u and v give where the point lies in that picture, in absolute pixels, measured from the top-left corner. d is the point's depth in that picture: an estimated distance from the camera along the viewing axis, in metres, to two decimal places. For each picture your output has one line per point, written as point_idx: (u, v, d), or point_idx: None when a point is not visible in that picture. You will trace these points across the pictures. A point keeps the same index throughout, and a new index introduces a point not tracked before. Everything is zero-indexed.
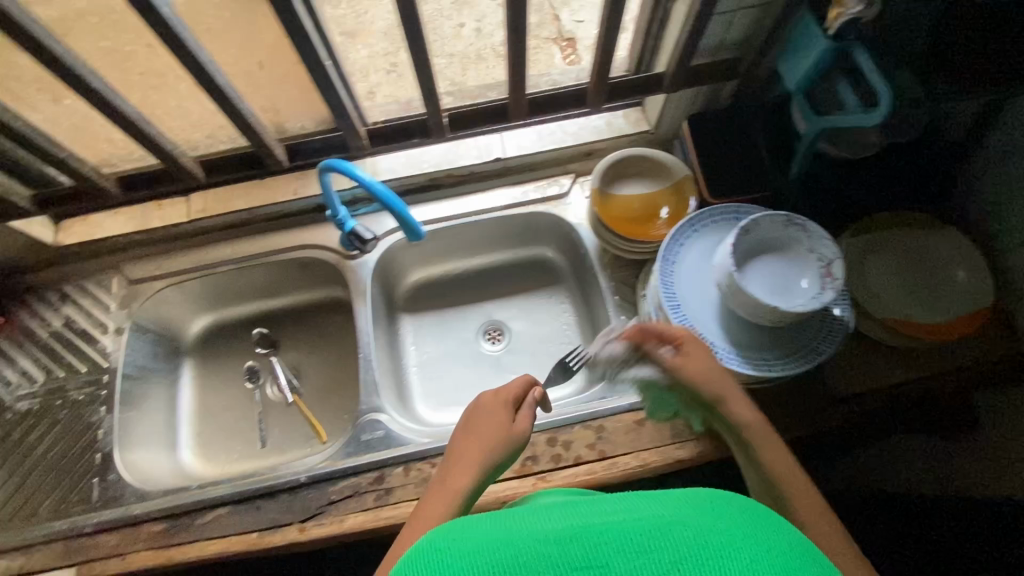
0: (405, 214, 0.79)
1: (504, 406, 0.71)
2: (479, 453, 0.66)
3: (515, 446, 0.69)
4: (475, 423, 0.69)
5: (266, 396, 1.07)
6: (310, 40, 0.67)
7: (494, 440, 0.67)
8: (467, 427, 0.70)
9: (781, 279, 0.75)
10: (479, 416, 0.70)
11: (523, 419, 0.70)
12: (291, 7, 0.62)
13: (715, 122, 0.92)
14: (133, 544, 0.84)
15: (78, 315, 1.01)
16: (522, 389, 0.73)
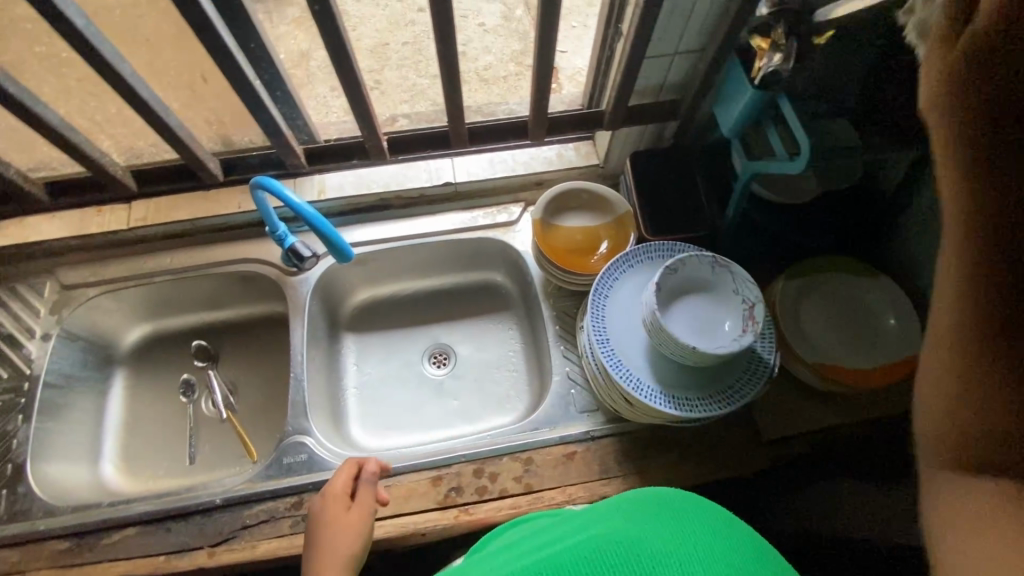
0: (336, 237, 0.79)
1: (341, 503, 0.73)
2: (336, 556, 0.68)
3: (367, 528, 0.72)
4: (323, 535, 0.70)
5: (200, 410, 1.05)
6: (237, 61, 0.67)
7: (346, 538, 0.69)
8: (313, 544, 0.70)
9: (709, 320, 0.75)
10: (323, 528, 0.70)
11: (366, 500, 0.74)
12: (214, 29, 0.62)
13: (658, 159, 0.94)
14: (34, 562, 0.80)
15: (5, 319, 0.97)
16: (350, 476, 0.76)
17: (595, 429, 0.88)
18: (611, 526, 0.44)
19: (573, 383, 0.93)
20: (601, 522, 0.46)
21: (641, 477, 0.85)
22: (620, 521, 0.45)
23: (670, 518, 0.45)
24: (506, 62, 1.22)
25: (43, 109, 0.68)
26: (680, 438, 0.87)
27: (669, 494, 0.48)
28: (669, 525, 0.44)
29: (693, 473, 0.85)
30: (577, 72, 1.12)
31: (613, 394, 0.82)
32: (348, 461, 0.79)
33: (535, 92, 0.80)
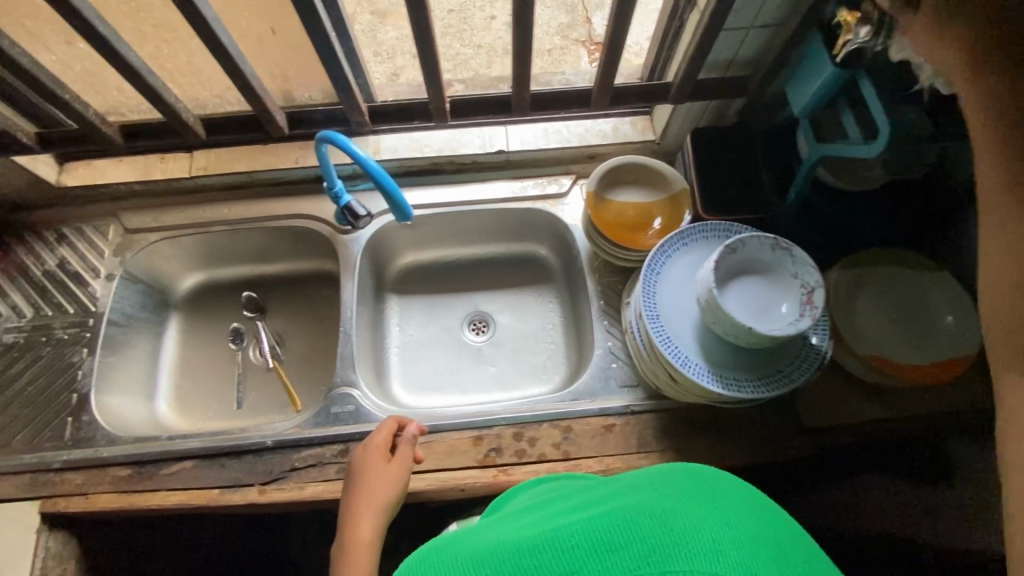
0: (396, 194, 0.79)
1: (381, 455, 0.77)
2: (374, 499, 0.71)
3: (404, 480, 0.75)
4: (361, 479, 0.74)
5: (248, 358, 1.09)
6: (318, 14, 0.68)
7: (385, 484, 0.73)
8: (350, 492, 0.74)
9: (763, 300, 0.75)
10: (362, 473, 0.75)
11: (404, 453, 0.77)
12: None
13: (719, 136, 0.92)
14: (97, 486, 0.85)
15: (72, 257, 1.01)
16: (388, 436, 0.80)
17: (635, 403, 0.89)
18: (635, 498, 0.41)
19: (614, 357, 0.94)
20: (627, 493, 0.42)
21: (679, 454, 0.86)
22: (645, 492, 0.41)
23: (703, 493, 0.41)
24: (552, 34, 1.20)
25: (127, 50, 0.70)
26: (720, 418, 0.88)
27: (703, 472, 0.44)
28: (705, 497, 0.40)
29: (730, 454, 0.86)
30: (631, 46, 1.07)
31: (659, 371, 0.83)
32: (388, 420, 0.84)
33: (605, 59, 0.79)
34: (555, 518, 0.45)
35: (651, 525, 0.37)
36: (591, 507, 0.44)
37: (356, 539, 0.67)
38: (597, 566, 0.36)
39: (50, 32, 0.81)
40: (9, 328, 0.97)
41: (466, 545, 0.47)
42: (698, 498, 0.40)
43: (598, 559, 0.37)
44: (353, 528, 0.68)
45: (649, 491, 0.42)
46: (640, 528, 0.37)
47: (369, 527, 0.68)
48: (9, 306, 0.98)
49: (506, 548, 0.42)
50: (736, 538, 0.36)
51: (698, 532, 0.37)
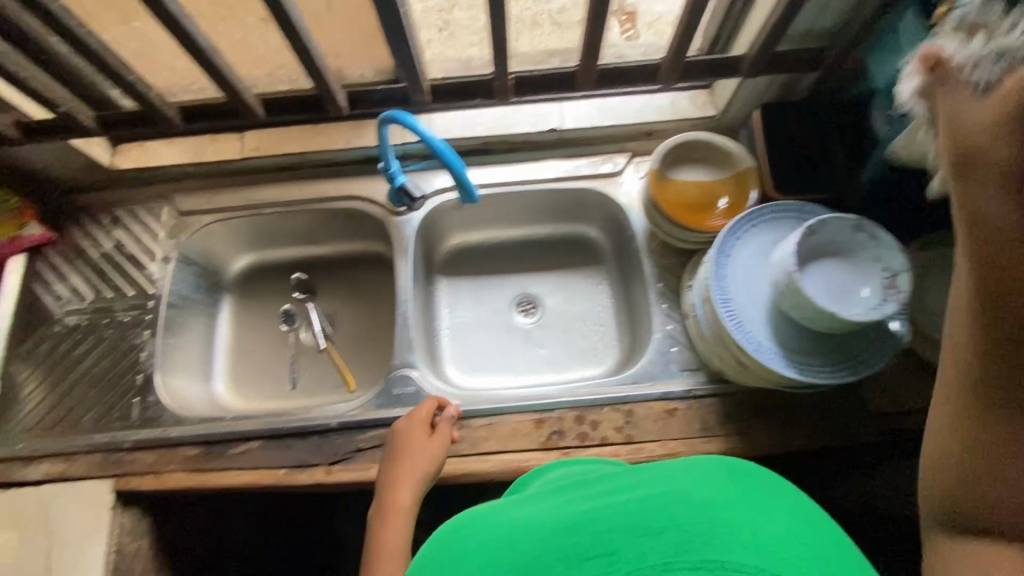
0: (463, 174, 0.79)
1: (422, 430, 0.82)
2: (412, 472, 0.77)
3: (440, 457, 0.80)
4: (401, 451, 0.79)
5: (300, 339, 1.10)
6: None
7: (423, 458, 0.79)
8: (390, 459, 0.79)
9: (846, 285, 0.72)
10: (402, 445, 0.80)
11: (444, 432, 0.82)
12: None
13: (790, 113, 0.89)
14: (168, 465, 0.86)
15: (129, 240, 1.02)
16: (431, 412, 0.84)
17: (697, 387, 0.88)
18: (675, 488, 0.41)
19: (674, 341, 0.92)
20: (661, 483, 0.42)
21: (743, 438, 0.85)
22: (682, 483, 0.41)
23: (743, 492, 0.40)
24: None
25: (193, 27, 0.67)
26: (785, 403, 0.87)
27: (731, 471, 0.44)
28: (743, 495, 0.40)
29: (795, 439, 0.85)
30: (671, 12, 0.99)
31: (726, 355, 0.81)
32: (429, 397, 0.87)
33: (681, 30, 0.75)
34: (588, 502, 0.45)
35: (690, 515, 0.37)
36: (625, 493, 0.43)
37: (394, 503, 0.74)
38: (633, 549, 0.37)
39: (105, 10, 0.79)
40: (71, 310, 0.98)
41: (499, 521, 0.46)
42: (738, 496, 0.40)
43: (636, 539, 0.37)
44: (392, 493, 0.75)
45: (686, 482, 0.42)
46: (683, 518, 0.37)
47: (405, 495, 0.75)
48: (70, 288, 0.99)
49: (552, 522, 0.42)
50: (777, 533, 0.37)
51: (740, 523, 0.37)
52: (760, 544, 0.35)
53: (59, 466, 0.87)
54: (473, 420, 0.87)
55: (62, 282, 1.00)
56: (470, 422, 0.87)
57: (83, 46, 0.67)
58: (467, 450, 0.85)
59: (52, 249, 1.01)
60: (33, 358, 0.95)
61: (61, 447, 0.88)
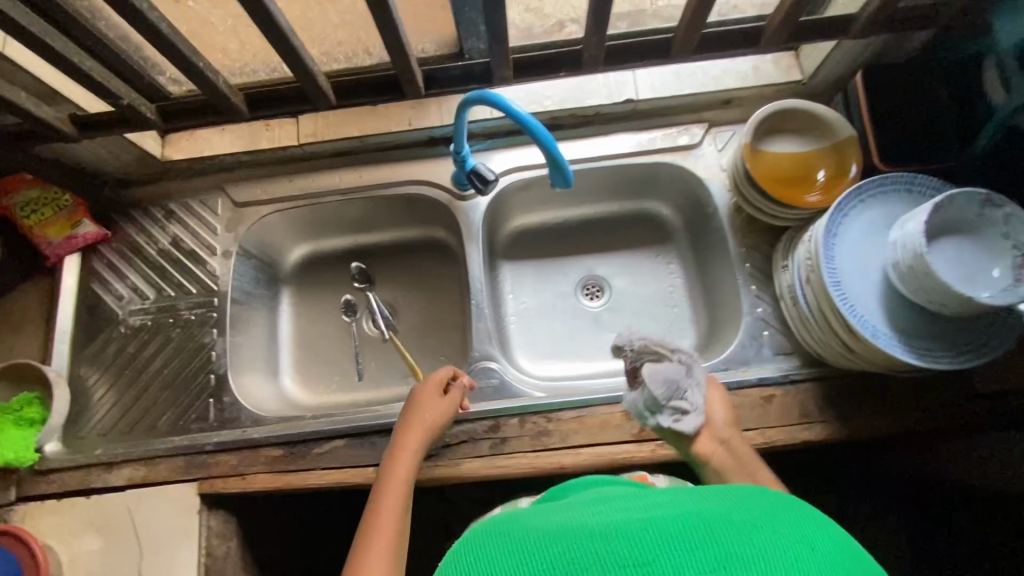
0: (554, 151, 0.73)
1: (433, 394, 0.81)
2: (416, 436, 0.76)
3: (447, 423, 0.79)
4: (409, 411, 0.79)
5: (363, 330, 1.06)
6: None
7: (432, 423, 0.78)
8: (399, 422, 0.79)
9: (671, 391, 0.72)
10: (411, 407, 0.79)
11: (455, 397, 0.81)
12: None
13: (895, 78, 0.82)
14: (252, 466, 0.85)
15: (185, 234, 0.98)
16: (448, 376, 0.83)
17: (793, 372, 0.85)
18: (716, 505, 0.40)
19: (765, 324, 0.89)
20: (704, 500, 0.41)
21: (845, 424, 0.82)
22: (721, 501, 0.41)
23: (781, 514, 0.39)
24: None
25: (272, 6, 0.61)
26: (888, 385, 0.83)
27: (777, 493, 0.42)
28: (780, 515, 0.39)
29: (899, 422, 0.82)
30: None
31: (831, 341, 0.78)
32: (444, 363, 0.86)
33: None
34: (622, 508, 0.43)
35: (727, 536, 0.36)
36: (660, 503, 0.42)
37: (399, 462, 0.73)
38: (668, 563, 0.35)
39: None
40: (134, 310, 0.95)
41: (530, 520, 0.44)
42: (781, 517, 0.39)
43: (678, 556, 0.35)
44: (397, 451, 0.74)
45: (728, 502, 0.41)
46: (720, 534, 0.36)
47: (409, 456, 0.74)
48: (130, 288, 0.96)
49: (579, 527, 0.40)
50: (816, 560, 0.35)
51: (778, 548, 0.35)
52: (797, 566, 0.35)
53: (141, 471, 0.86)
54: (563, 413, 0.84)
55: (121, 281, 0.96)
56: (559, 414, 0.84)
57: (153, 32, 0.61)
58: (558, 443, 0.82)
59: (107, 247, 0.97)
60: (101, 361, 0.93)
61: (141, 452, 0.87)
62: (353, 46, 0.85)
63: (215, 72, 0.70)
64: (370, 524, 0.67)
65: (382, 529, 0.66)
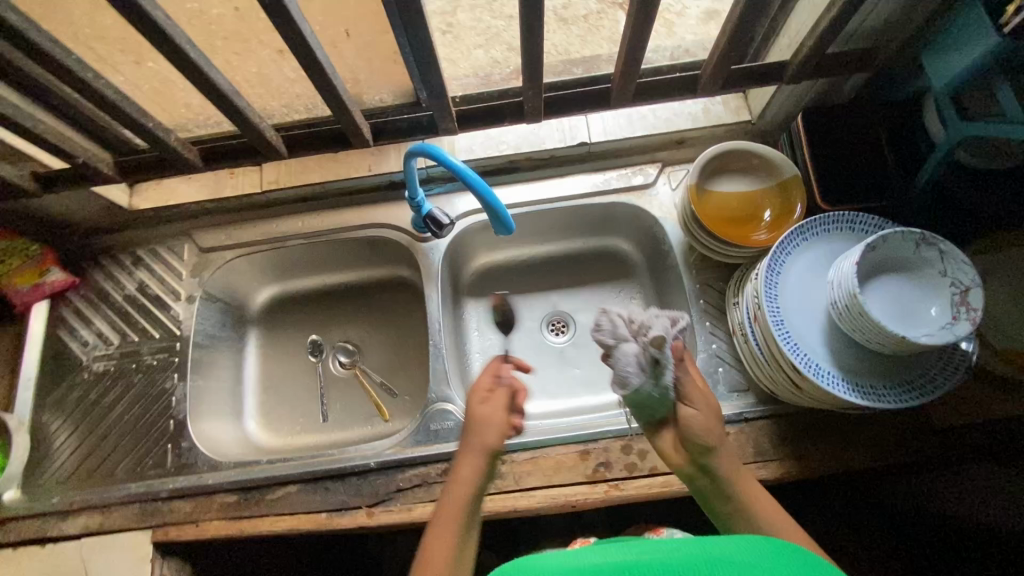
0: (494, 203, 0.76)
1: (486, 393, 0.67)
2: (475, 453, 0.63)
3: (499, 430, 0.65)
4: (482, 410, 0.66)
5: (329, 370, 1.07)
6: (426, 25, 0.62)
7: (489, 431, 0.64)
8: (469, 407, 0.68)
9: (623, 354, 0.60)
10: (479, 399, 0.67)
11: (504, 396, 0.67)
12: None
13: (834, 119, 0.84)
14: (206, 513, 0.84)
15: (151, 281, 1.00)
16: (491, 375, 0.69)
17: (747, 410, 0.85)
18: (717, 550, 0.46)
19: (720, 361, 0.89)
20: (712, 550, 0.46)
21: (800, 462, 0.81)
22: (722, 545, 0.47)
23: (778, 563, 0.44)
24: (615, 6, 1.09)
25: (214, 72, 0.64)
26: (842, 422, 0.83)
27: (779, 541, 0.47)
28: (796, 562, 0.44)
29: (855, 460, 0.81)
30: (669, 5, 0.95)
31: (781, 378, 0.78)
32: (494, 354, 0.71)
33: (724, 45, 0.69)
34: (630, 548, 0.50)
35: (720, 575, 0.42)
36: (666, 545, 0.48)
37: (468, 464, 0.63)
38: None
39: (117, 53, 0.75)
40: (98, 356, 0.97)
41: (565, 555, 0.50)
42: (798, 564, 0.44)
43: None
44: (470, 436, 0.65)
45: (739, 551, 0.45)
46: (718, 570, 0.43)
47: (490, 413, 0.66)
48: (95, 333, 0.97)
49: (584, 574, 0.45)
50: None
51: None
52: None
53: (96, 519, 0.85)
54: (517, 454, 0.84)
55: (86, 327, 0.98)
56: (513, 455, 0.84)
57: (102, 98, 0.63)
58: (511, 486, 0.82)
59: (75, 294, 0.99)
60: (64, 408, 0.94)
61: (97, 499, 0.87)
62: (311, 98, 0.88)
63: (168, 130, 0.73)
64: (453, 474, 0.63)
65: (457, 486, 0.62)
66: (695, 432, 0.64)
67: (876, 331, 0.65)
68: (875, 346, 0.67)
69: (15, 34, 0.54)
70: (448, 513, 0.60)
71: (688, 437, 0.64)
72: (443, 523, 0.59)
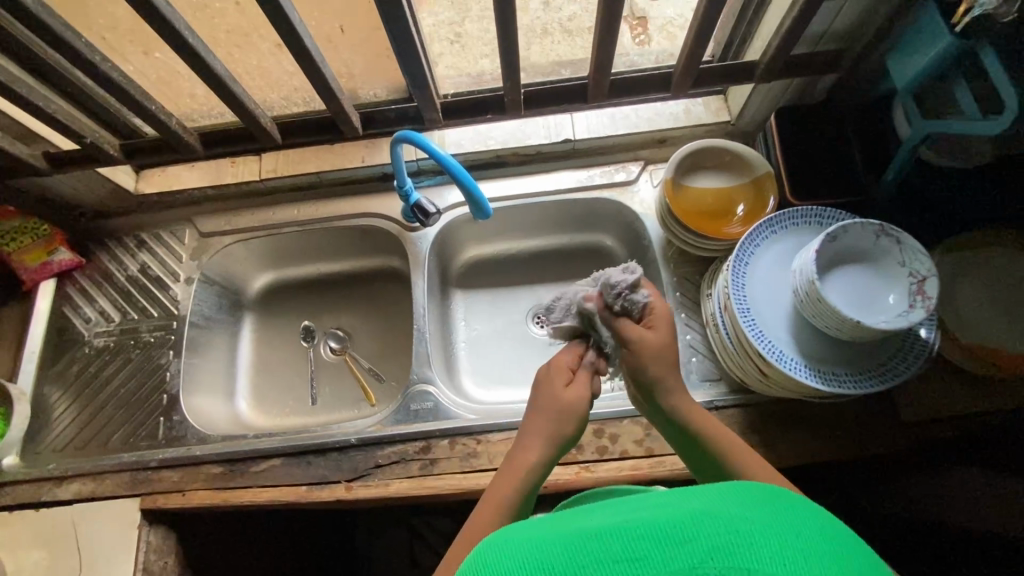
0: (476, 191, 0.79)
1: (565, 373, 0.66)
2: (543, 428, 0.63)
3: (576, 413, 0.64)
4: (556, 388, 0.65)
5: (320, 355, 1.10)
6: (407, 17, 0.66)
7: (565, 413, 0.63)
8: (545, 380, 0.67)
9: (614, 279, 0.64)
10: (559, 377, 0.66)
11: (585, 385, 0.65)
12: None
13: (806, 119, 0.87)
14: (193, 483, 0.88)
15: (153, 262, 1.05)
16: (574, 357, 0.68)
17: (718, 398, 0.87)
18: (704, 504, 0.37)
19: (694, 351, 0.91)
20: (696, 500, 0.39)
21: (769, 450, 0.83)
22: (709, 495, 0.39)
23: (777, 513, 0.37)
24: None
25: (211, 59, 0.69)
26: (811, 413, 0.84)
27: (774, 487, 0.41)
28: (798, 513, 0.37)
29: (823, 451, 0.83)
30: (671, 20, 1.06)
31: (748, 366, 0.80)
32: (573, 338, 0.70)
33: (692, 43, 0.73)
34: (610, 514, 0.42)
35: (713, 529, 0.35)
36: (648, 506, 0.40)
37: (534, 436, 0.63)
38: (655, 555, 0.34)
39: (128, 43, 0.81)
40: (99, 332, 1.01)
41: (535, 526, 0.42)
42: (802, 519, 0.36)
43: (665, 548, 0.34)
44: (540, 409, 0.64)
45: (731, 503, 0.38)
46: (709, 529, 0.35)
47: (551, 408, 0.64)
48: (98, 311, 1.02)
49: (555, 543, 0.37)
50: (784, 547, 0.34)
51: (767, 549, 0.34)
52: (792, 560, 0.33)
53: (88, 485, 0.89)
54: (492, 435, 0.86)
55: (90, 305, 1.02)
56: (489, 435, 0.86)
57: (108, 81, 0.68)
58: (485, 464, 0.84)
59: (81, 273, 1.04)
60: (64, 380, 0.98)
61: (90, 467, 0.90)
62: (308, 92, 0.93)
63: (170, 115, 0.78)
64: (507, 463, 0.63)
65: (509, 476, 0.61)
66: (638, 367, 0.65)
67: (832, 317, 0.68)
68: (835, 333, 0.70)
69: (29, 17, 0.59)
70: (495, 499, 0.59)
71: (639, 362, 0.64)
72: (487, 509, 0.58)
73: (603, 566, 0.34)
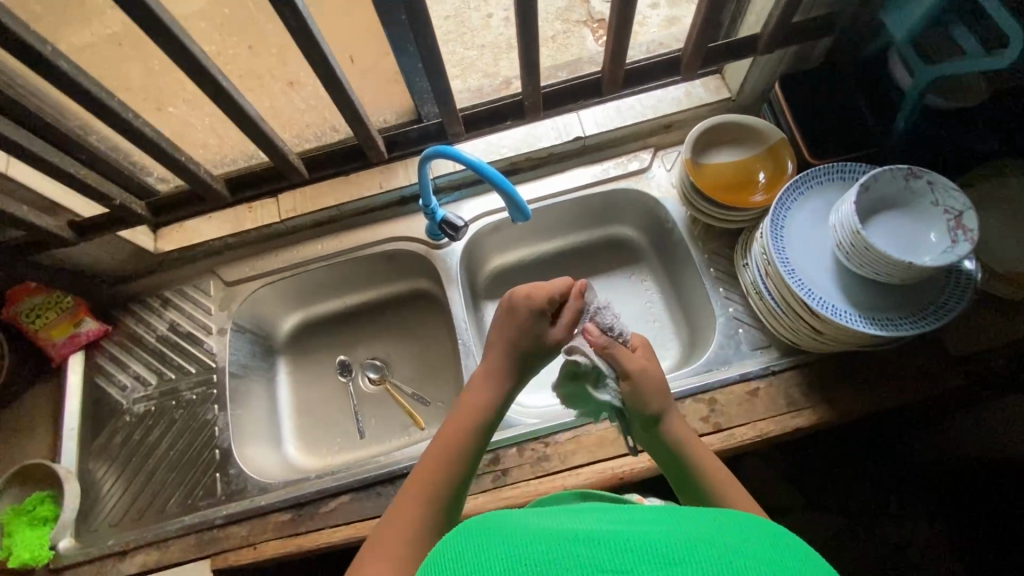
0: (513, 194, 0.80)
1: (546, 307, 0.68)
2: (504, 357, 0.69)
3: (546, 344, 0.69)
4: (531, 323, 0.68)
5: (360, 387, 1.08)
6: (434, 33, 0.67)
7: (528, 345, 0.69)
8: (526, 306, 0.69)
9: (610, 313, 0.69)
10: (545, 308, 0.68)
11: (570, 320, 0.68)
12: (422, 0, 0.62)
13: (808, 85, 0.91)
14: (262, 534, 0.85)
15: (181, 319, 1.03)
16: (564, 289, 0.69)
17: (773, 363, 0.88)
18: (701, 532, 0.38)
19: (739, 322, 0.93)
20: (692, 522, 0.39)
21: (833, 406, 0.84)
22: (704, 525, 0.39)
23: (774, 555, 0.37)
24: (552, 20, 1.19)
25: (243, 100, 0.69)
26: (867, 362, 0.86)
27: (775, 525, 0.41)
28: (789, 555, 0.37)
29: (886, 398, 0.84)
30: None
31: (800, 326, 0.81)
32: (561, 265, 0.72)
33: (699, 25, 0.76)
34: (596, 518, 0.42)
35: (710, 556, 0.35)
36: (642, 519, 0.40)
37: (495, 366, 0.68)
38: (644, 567, 0.35)
39: (142, 101, 0.81)
40: (137, 398, 0.99)
41: (515, 518, 0.42)
42: (790, 564, 0.37)
43: (652, 565, 0.35)
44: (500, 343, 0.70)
45: (731, 536, 0.38)
46: (702, 557, 0.35)
47: (499, 355, 0.68)
48: (132, 377, 1.00)
49: (548, 535, 0.38)
50: None
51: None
52: None
53: (153, 556, 0.86)
54: (559, 435, 0.86)
55: (123, 371, 1.00)
56: (556, 437, 0.86)
57: (142, 137, 0.68)
58: (558, 466, 0.84)
59: (109, 341, 1.02)
60: (108, 454, 0.95)
61: (152, 535, 0.88)
62: (321, 126, 0.94)
63: (197, 165, 0.78)
64: (453, 413, 0.66)
65: (472, 401, 0.66)
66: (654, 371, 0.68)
67: (882, 264, 0.69)
68: (888, 278, 0.71)
69: (65, 80, 0.59)
70: (445, 439, 0.64)
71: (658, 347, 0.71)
72: (452, 429, 0.64)
73: (588, 571, 0.35)
